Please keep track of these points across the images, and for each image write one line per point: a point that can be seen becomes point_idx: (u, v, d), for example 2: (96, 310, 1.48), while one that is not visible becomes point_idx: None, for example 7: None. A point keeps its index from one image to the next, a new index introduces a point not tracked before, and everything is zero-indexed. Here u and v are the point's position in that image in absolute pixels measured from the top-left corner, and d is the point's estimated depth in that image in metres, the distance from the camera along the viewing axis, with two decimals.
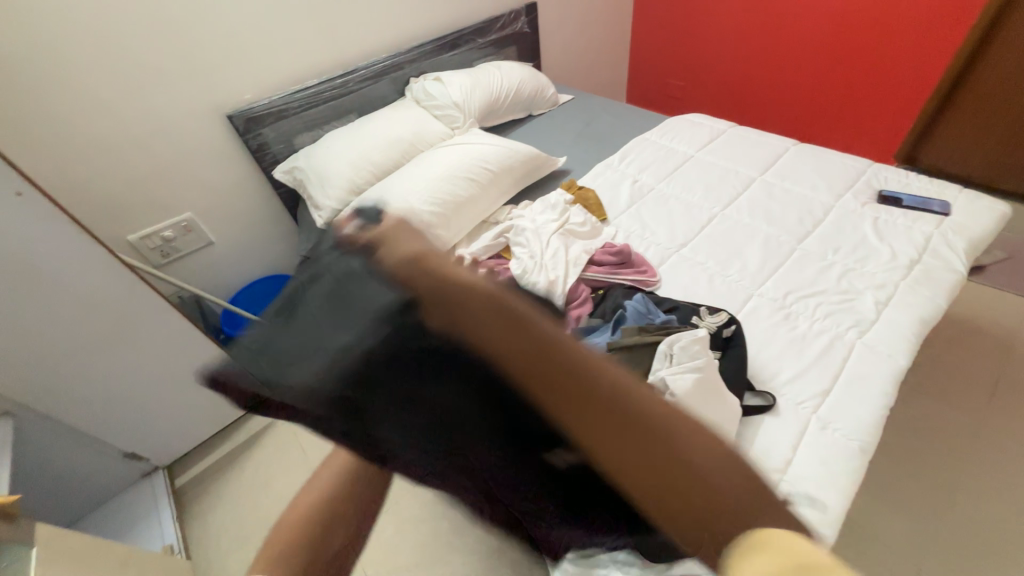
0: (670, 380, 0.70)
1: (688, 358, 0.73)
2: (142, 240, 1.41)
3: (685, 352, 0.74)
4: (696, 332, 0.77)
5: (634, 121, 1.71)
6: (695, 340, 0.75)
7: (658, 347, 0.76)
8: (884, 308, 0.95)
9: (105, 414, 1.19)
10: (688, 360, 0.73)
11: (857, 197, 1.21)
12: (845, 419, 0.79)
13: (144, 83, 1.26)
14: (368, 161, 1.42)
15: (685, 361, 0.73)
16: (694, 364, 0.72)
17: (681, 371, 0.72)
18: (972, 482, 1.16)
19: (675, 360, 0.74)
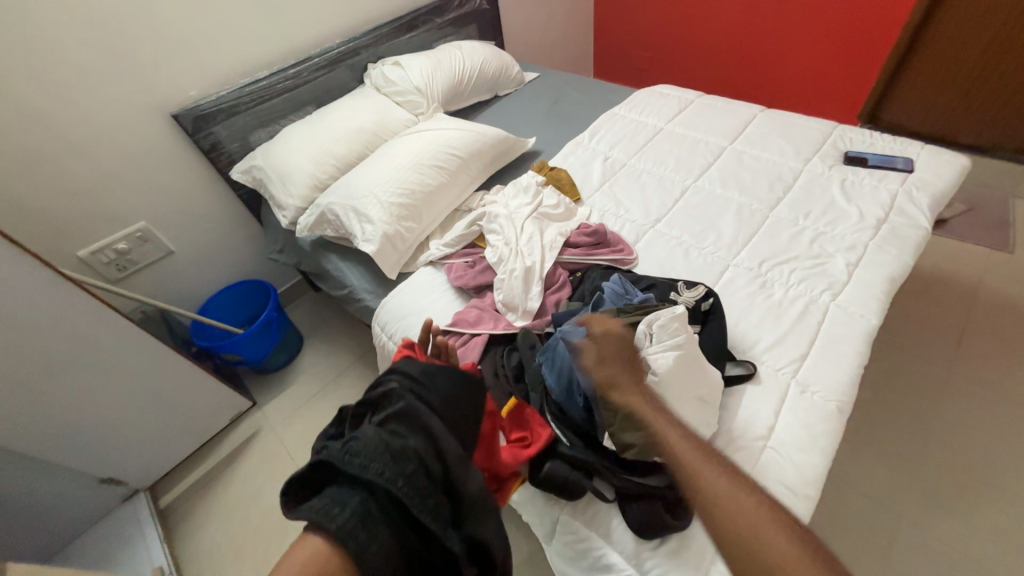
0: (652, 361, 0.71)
1: (669, 337, 0.73)
2: (95, 255, 1.33)
3: (667, 331, 0.74)
4: (674, 309, 0.76)
5: (602, 96, 1.68)
6: (674, 317, 0.75)
7: (637, 328, 0.76)
8: (855, 269, 0.96)
9: (73, 441, 1.13)
10: (669, 339, 0.73)
11: (824, 160, 1.22)
12: (822, 381, 0.80)
13: (74, 85, 1.16)
14: (330, 155, 1.36)
15: (667, 340, 0.73)
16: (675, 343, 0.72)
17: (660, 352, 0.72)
18: (942, 428, 1.22)
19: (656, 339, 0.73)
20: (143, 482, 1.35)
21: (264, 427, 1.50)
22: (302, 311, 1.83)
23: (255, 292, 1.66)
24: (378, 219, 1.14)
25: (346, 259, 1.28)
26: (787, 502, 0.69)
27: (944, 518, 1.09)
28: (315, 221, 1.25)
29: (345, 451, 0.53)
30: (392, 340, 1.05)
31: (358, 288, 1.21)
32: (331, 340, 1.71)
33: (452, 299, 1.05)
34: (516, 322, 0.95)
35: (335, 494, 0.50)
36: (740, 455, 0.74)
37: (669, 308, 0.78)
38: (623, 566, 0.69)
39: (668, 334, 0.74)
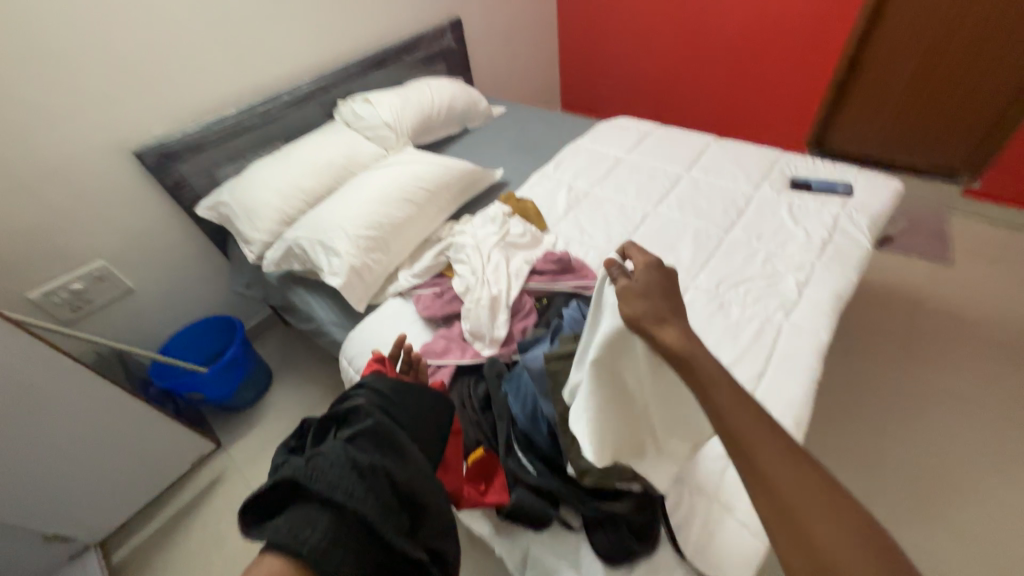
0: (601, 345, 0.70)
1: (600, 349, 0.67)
2: (48, 295, 1.28)
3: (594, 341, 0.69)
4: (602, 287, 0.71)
5: (566, 129, 1.76)
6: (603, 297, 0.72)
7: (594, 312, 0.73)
8: (804, 288, 1.01)
9: (15, 496, 1.06)
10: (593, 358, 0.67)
11: (773, 185, 1.29)
12: (779, 398, 0.83)
13: (32, 125, 1.15)
14: (298, 189, 1.37)
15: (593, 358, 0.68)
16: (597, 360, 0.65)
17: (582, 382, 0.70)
18: (902, 435, 1.26)
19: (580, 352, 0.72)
20: (94, 537, 1.26)
21: (227, 470, 1.43)
22: (271, 345, 1.78)
23: (220, 328, 1.61)
24: (345, 251, 1.15)
25: (314, 292, 1.27)
26: (752, 521, 0.70)
27: (911, 524, 1.11)
28: (282, 255, 1.24)
29: (309, 467, 0.50)
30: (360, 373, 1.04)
31: (326, 321, 1.20)
32: (301, 375, 1.66)
33: (421, 329, 1.05)
34: (484, 351, 0.95)
35: (307, 515, 0.47)
36: (702, 475, 0.75)
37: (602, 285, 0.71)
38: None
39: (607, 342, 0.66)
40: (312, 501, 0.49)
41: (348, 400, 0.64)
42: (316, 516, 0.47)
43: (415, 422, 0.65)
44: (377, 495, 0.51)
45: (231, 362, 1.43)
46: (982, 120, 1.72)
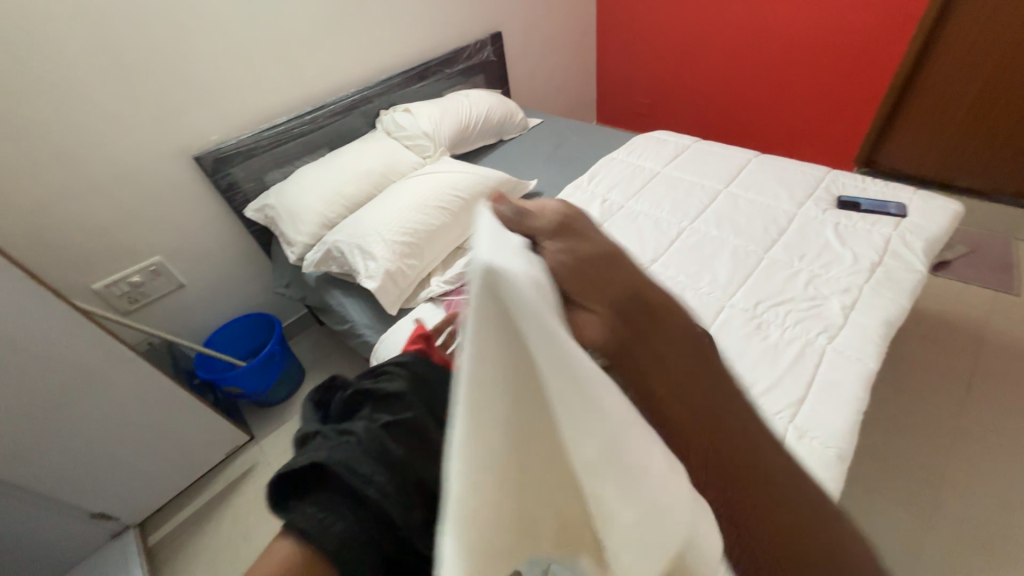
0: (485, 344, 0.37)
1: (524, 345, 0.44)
2: (109, 287, 1.37)
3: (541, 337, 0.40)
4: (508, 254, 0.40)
5: (602, 141, 1.76)
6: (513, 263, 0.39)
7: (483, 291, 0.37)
8: (851, 312, 0.96)
9: (69, 473, 1.13)
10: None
11: (818, 204, 1.24)
12: (820, 427, 0.79)
13: (105, 131, 1.26)
14: (339, 194, 1.42)
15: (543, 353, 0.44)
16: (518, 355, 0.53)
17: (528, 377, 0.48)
18: (956, 477, 1.17)
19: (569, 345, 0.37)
20: (135, 518, 1.32)
21: (259, 463, 1.48)
22: (305, 344, 1.85)
23: (260, 325, 1.69)
24: (381, 255, 1.18)
25: (350, 295, 1.31)
26: None
27: (964, 575, 1.02)
28: (322, 257, 1.29)
29: (342, 453, 0.51)
30: None
31: (359, 323, 1.24)
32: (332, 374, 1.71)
33: None
34: None
35: (335, 503, 0.48)
36: None
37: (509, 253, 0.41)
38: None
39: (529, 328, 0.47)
40: (341, 488, 0.50)
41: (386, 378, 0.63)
42: (342, 505, 0.48)
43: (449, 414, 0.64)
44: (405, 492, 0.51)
45: (268, 357, 1.49)
46: None
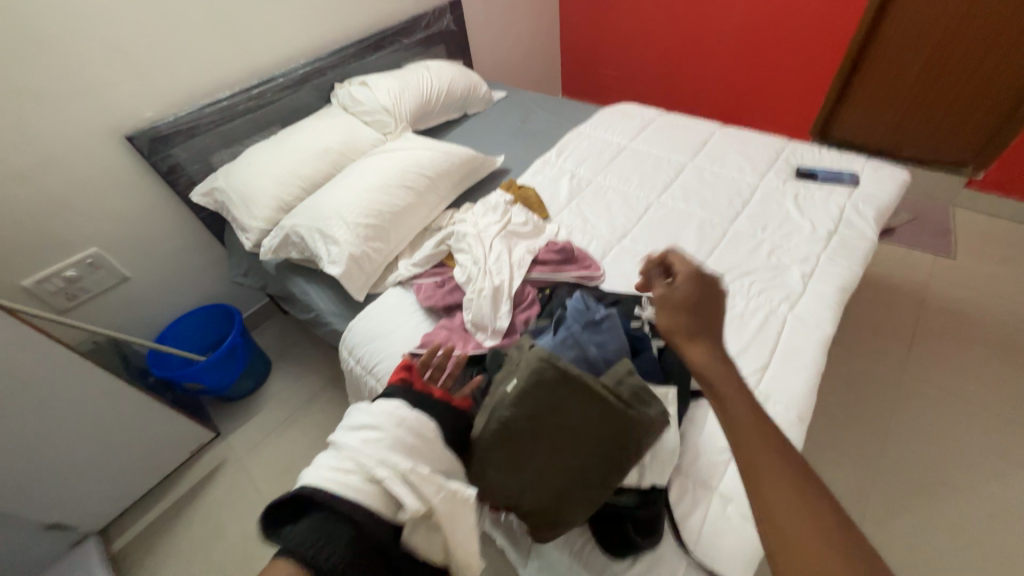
0: (315, 468, 0.56)
1: (353, 433, 0.61)
2: (41, 284, 1.25)
3: (329, 457, 0.58)
4: (322, 455, 0.58)
5: (569, 115, 1.72)
6: (329, 461, 0.57)
7: (311, 466, 0.57)
8: (809, 280, 1.00)
9: (13, 487, 1.05)
10: (392, 409, 0.64)
11: (779, 175, 1.27)
12: (783, 390, 0.83)
13: (18, 107, 1.11)
14: (296, 175, 1.34)
15: (355, 443, 0.59)
16: (397, 403, 0.66)
17: (389, 435, 0.60)
18: (898, 429, 1.27)
19: (323, 474, 0.55)
20: (95, 525, 1.25)
21: (228, 459, 1.43)
22: (269, 334, 1.77)
23: (218, 317, 1.59)
24: (344, 240, 1.13)
25: (313, 282, 1.25)
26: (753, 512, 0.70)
27: (907, 517, 1.13)
28: (280, 244, 1.22)
29: (334, 483, 0.54)
30: (361, 364, 1.03)
31: (324, 311, 1.19)
32: (300, 364, 1.66)
33: (422, 320, 1.04)
34: (485, 342, 0.95)
35: (324, 528, 0.50)
36: (704, 467, 0.75)
37: (327, 455, 0.58)
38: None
39: (358, 416, 0.63)
40: (330, 513, 0.52)
41: (400, 409, 0.63)
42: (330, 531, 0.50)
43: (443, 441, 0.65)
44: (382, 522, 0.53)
45: (229, 350, 1.41)
46: (988, 114, 1.69)
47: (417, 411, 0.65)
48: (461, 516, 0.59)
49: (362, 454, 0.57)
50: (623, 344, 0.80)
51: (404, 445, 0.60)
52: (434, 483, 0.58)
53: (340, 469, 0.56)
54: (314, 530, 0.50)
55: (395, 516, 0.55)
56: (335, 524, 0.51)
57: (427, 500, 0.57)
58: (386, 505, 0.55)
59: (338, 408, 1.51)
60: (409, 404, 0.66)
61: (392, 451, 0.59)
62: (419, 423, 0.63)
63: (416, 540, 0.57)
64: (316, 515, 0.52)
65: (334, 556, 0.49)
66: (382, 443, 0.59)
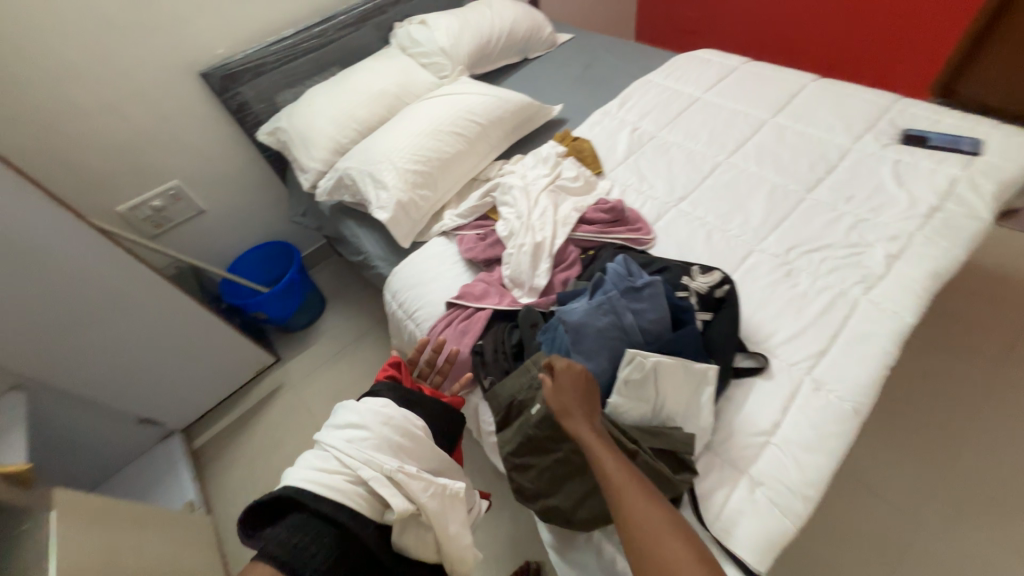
0: (297, 473, 0.58)
1: (339, 433, 0.63)
2: (133, 211, 1.39)
3: (315, 458, 0.60)
4: (304, 459, 0.61)
5: (638, 61, 1.57)
6: (310, 465, 0.59)
7: (293, 470, 0.59)
8: (894, 262, 0.88)
9: (115, 383, 1.23)
10: (378, 408, 0.66)
11: (878, 138, 1.10)
12: (840, 380, 0.75)
13: (108, 43, 1.20)
14: (351, 118, 1.35)
15: (339, 443, 0.61)
16: (382, 401, 0.67)
17: (375, 436, 0.62)
18: (976, 436, 1.14)
19: (308, 475, 0.58)
20: (179, 424, 1.45)
21: (287, 382, 1.58)
22: (326, 273, 1.87)
23: (280, 253, 1.70)
24: (393, 186, 1.14)
25: (363, 226, 1.29)
26: (784, 501, 0.66)
27: (967, 530, 1.03)
28: (334, 186, 1.25)
29: (314, 488, 0.56)
30: (402, 309, 1.06)
31: (372, 255, 1.23)
32: (352, 304, 1.75)
33: (462, 271, 1.04)
34: (521, 299, 0.93)
35: (305, 533, 0.53)
36: (738, 450, 0.71)
37: (309, 459, 0.60)
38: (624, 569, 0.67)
39: (342, 416, 0.65)
40: (312, 516, 0.55)
41: (385, 412, 0.65)
42: (311, 535, 0.53)
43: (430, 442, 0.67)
44: (364, 524, 0.56)
45: (288, 285, 1.52)
46: None
47: (403, 411, 0.67)
48: (450, 511, 0.61)
49: (344, 457, 0.59)
50: (663, 315, 0.76)
51: (388, 446, 0.62)
52: (421, 480, 0.60)
53: (322, 473, 0.58)
54: (300, 530, 0.53)
55: (381, 516, 0.57)
56: (320, 526, 0.54)
57: (414, 498, 0.58)
58: (369, 509, 0.57)
59: (384, 348, 1.60)
60: (395, 404, 0.68)
61: (375, 453, 0.60)
62: (405, 424, 0.65)
63: (405, 539, 0.58)
64: (297, 519, 0.55)
65: (318, 556, 0.52)
66: (364, 447, 0.61)
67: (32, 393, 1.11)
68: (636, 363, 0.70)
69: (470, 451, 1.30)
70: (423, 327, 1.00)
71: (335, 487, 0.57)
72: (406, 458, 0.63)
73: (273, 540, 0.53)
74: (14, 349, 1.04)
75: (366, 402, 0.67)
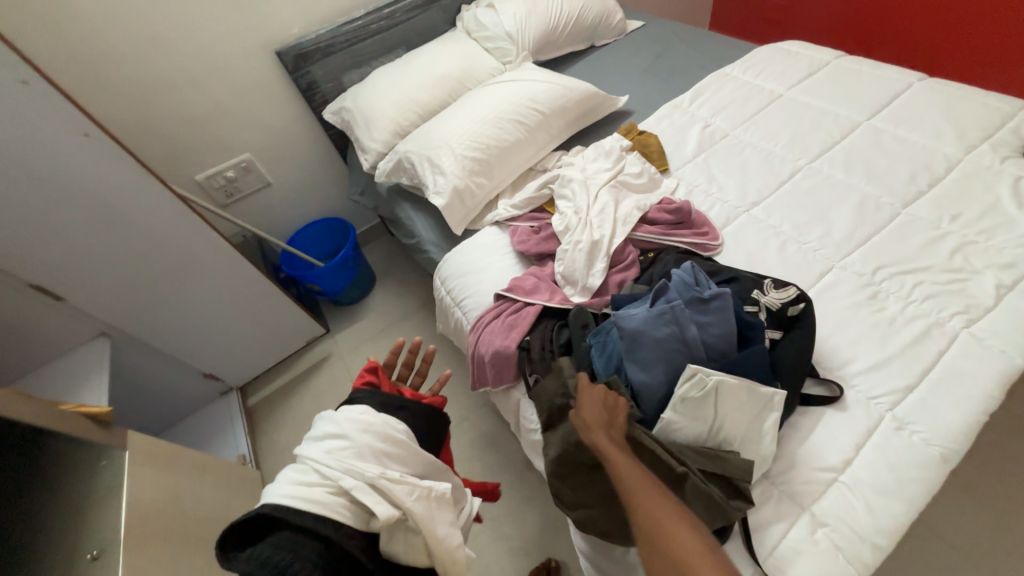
0: (272, 490, 0.54)
1: (317, 444, 0.59)
2: (208, 180, 1.48)
3: (292, 472, 0.56)
4: (279, 476, 0.56)
5: (714, 52, 1.47)
6: (285, 482, 0.55)
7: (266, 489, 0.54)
8: (1007, 293, 0.77)
9: (184, 340, 1.33)
10: (357, 415, 0.62)
11: (997, 149, 0.96)
12: (928, 422, 0.67)
13: (196, 20, 1.26)
14: (414, 101, 1.35)
15: (318, 454, 0.57)
16: (361, 407, 0.64)
17: (355, 443, 0.58)
18: None
19: (284, 491, 0.53)
20: (236, 383, 1.55)
21: (334, 353, 1.64)
22: (377, 252, 1.92)
23: (336, 230, 1.76)
24: (451, 172, 1.13)
25: (418, 210, 1.30)
26: (850, 546, 0.60)
27: None
28: (393, 168, 1.27)
29: (290, 502, 0.52)
30: (450, 296, 1.06)
31: (425, 239, 1.24)
32: (399, 285, 1.79)
33: (513, 263, 1.03)
34: (573, 298, 0.90)
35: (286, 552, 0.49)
36: (800, 484, 0.66)
37: (282, 476, 0.56)
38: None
39: (319, 427, 0.61)
40: (291, 533, 0.51)
41: (364, 417, 0.61)
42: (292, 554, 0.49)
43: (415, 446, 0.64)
44: (348, 537, 0.52)
45: (342, 262, 1.57)
46: None
47: (383, 416, 0.63)
48: (437, 514, 0.59)
49: (324, 469, 0.56)
50: (730, 330, 0.71)
51: (372, 453, 0.58)
52: (405, 484, 0.57)
53: (298, 488, 0.54)
54: (278, 548, 0.49)
55: (367, 525, 0.54)
56: (301, 542, 0.50)
57: (400, 504, 0.55)
58: (352, 521, 0.53)
59: (427, 331, 1.63)
60: (374, 409, 0.64)
61: (357, 462, 0.57)
62: (386, 428, 0.61)
63: (394, 546, 0.55)
64: (274, 539, 0.50)
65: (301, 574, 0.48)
66: (345, 456, 0.57)
67: (115, 342, 1.22)
68: (696, 380, 0.65)
69: (505, 441, 1.30)
70: (470, 317, 1.00)
71: (318, 500, 0.53)
72: (392, 464, 0.60)
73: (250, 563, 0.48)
74: (102, 301, 1.13)
75: (343, 410, 0.63)
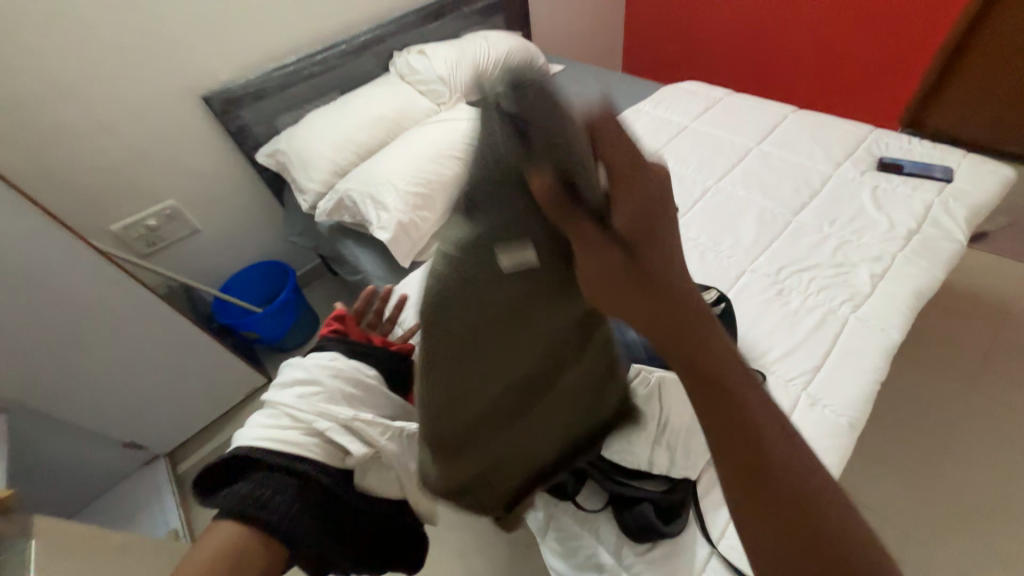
0: (251, 434, 0.61)
1: (287, 389, 0.64)
2: (126, 230, 1.39)
3: (267, 415, 0.63)
4: (256, 417, 0.63)
5: (627, 91, 1.65)
6: (261, 425, 0.62)
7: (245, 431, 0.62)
8: (879, 281, 0.92)
9: (100, 406, 1.20)
10: (327, 362, 0.67)
11: (857, 165, 1.16)
12: (835, 396, 0.77)
13: (112, 68, 1.22)
14: (351, 141, 1.38)
15: (290, 400, 0.62)
16: (331, 354, 0.68)
17: (326, 389, 0.63)
18: (966, 451, 1.16)
19: (258, 434, 0.61)
20: (163, 448, 1.39)
21: None
22: (319, 293, 1.86)
23: (275, 273, 1.69)
24: (393, 207, 1.16)
25: (363, 246, 1.30)
26: None
27: (954, 538, 1.05)
28: (334, 207, 1.27)
29: (266, 447, 0.59)
30: None
31: (371, 274, 1.24)
32: None
33: None
34: None
35: (267, 490, 0.57)
36: None
37: (260, 417, 0.63)
38: (612, 566, 0.71)
39: (289, 373, 0.65)
40: (268, 473, 0.58)
41: (333, 367, 0.66)
42: (271, 492, 0.57)
43: (385, 389, 0.70)
44: (322, 473, 0.60)
45: (283, 305, 1.51)
46: None
47: (352, 363, 0.68)
48: (407, 448, 0.66)
49: (295, 417, 0.61)
50: None
51: (341, 398, 0.64)
52: (376, 426, 0.63)
53: (272, 435, 0.60)
54: (260, 484, 0.57)
55: (341, 461, 0.62)
56: (279, 478, 0.58)
57: (371, 443, 0.62)
58: (324, 461, 0.61)
59: None
60: (345, 357, 0.69)
61: (325, 409, 0.62)
62: (355, 374, 0.67)
63: (366, 476, 0.64)
64: (252, 480, 0.58)
65: (281, 505, 0.57)
66: (314, 404, 0.62)
67: (13, 416, 1.07)
68: (641, 378, 0.72)
69: None
70: None
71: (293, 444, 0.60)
72: (359, 405, 0.66)
73: (232, 501, 0.56)
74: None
75: (310, 358, 0.67)
